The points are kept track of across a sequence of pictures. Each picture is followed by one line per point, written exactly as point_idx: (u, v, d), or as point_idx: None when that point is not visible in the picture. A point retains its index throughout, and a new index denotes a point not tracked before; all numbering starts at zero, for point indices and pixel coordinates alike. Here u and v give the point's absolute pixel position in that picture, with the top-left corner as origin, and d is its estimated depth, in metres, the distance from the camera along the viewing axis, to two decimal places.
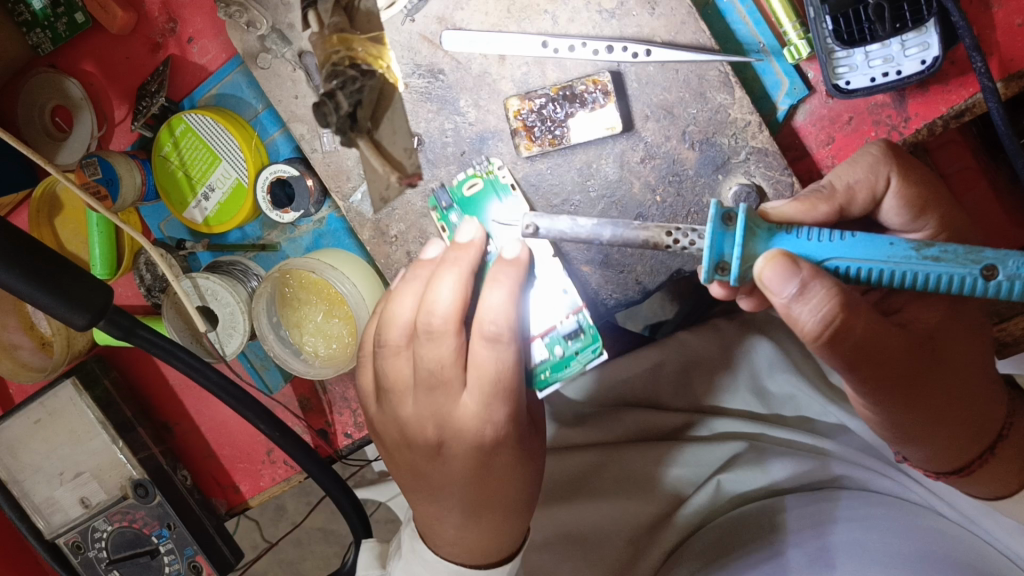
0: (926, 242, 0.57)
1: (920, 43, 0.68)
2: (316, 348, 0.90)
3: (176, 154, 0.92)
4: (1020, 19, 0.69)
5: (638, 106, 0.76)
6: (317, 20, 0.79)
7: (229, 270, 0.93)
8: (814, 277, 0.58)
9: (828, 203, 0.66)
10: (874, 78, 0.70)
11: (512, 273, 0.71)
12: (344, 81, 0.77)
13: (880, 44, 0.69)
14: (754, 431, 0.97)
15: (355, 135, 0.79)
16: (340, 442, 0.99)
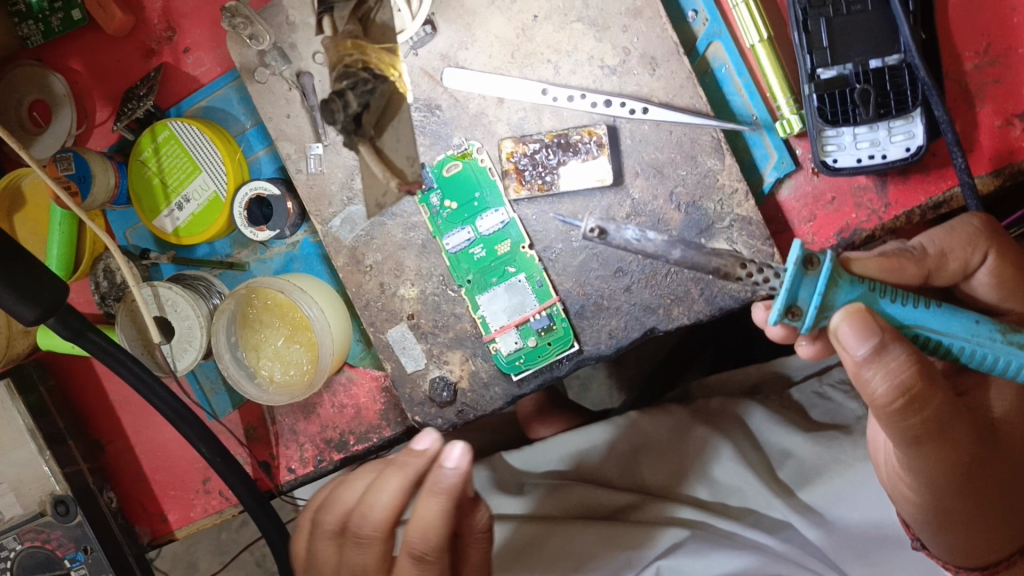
0: (1013, 329, 0.60)
1: (905, 131, 0.71)
2: (272, 373, 0.88)
3: (155, 161, 0.90)
4: (999, 120, 0.72)
5: (629, 162, 0.78)
6: (331, 26, 0.72)
7: (198, 287, 0.91)
8: (890, 338, 0.58)
9: (915, 265, 0.67)
10: (860, 159, 0.72)
11: (452, 483, 0.67)
12: (355, 82, 0.69)
13: (866, 127, 0.71)
14: (696, 518, 0.93)
15: (358, 139, 0.71)
16: (283, 476, 0.95)
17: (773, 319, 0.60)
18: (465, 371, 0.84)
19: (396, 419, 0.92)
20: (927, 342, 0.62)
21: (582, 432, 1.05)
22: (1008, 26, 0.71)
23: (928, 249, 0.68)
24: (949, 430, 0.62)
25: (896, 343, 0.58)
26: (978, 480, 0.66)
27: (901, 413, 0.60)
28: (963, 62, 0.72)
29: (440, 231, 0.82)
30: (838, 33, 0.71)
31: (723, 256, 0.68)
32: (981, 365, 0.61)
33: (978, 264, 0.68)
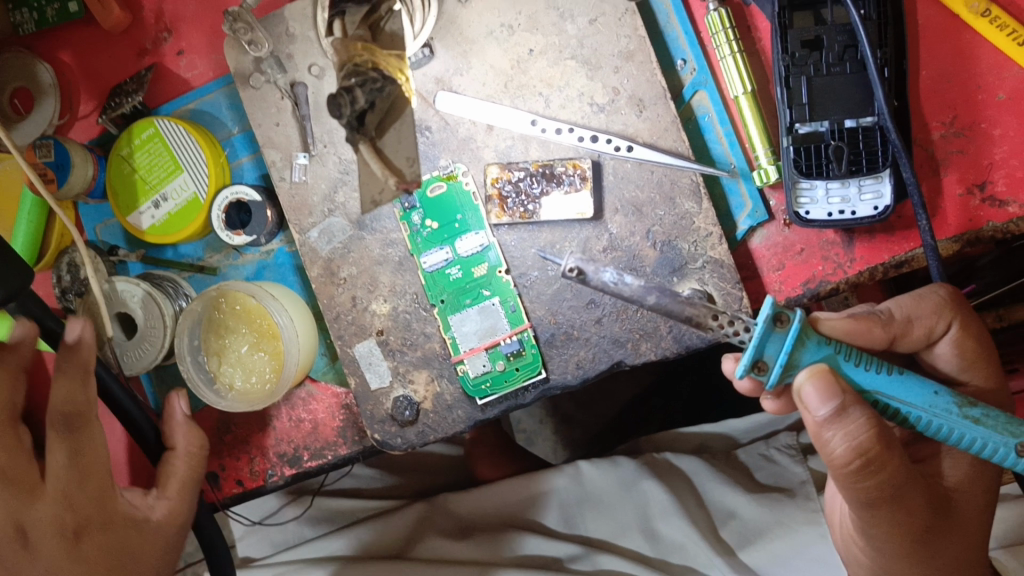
0: (969, 403, 0.62)
1: (875, 190, 0.75)
2: (233, 380, 0.87)
3: (136, 157, 0.90)
4: (960, 188, 0.76)
5: (610, 198, 0.80)
6: (342, 29, 0.76)
7: (164, 287, 0.90)
8: (851, 401, 0.61)
9: (882, 329, 0.69)
10: (830, 213, 0.76)
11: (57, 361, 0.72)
12: (364, 80, 0.74)
13: (839, 183, 0.75)
14: (635, 572, 0.93)
15: (360, 138, 0.79)
16: (229, 489, 0.93)
17: (740, 373, 0.63)
18: (429, 392, 0.84)
19: (353, 438, 0.90)
20: (887, 409, 0.64)
21: (527, 478, 1.05)
22: (974, 102, 0.76)
23: (895, 314, 0.70)
24: (903, 497, 0.64)
25: (857, 407, 0.61)
26: (934, 547, 0.68)
27: (858, 475, 0.62)
28: (931, 132, 0.77)
29: (418, 250, 0.83)
30: (818, 92, 0.75)
31: (697, 305, 0.69)
32: (937, 435, 0.63)
33: (942, 332, 0.71)
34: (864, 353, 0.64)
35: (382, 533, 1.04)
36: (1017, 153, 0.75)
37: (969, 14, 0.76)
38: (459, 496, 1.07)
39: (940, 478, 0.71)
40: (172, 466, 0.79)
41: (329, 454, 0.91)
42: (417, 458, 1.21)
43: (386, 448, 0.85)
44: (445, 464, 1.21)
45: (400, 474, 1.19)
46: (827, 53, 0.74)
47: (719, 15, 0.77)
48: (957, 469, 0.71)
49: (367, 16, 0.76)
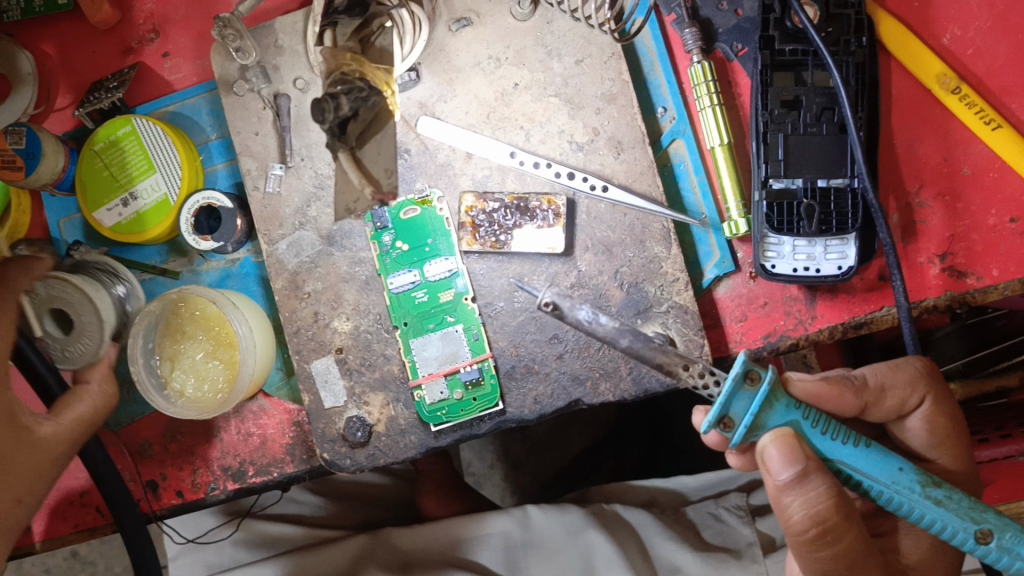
0: (932, 484, 0.62)
1: (840, 251, 0.76)
2: (184, 387, 0.85)
3: (109, 153, 0.89)
4: (922, 257, 0.78)
5: (581, 236, 0.80)
6: (331, 41, 0.75)
7: (104, 275, 0.87)
8: (812, 468, 0.61)
9: (854, 395, 0.70)
10: (796, 268, 0.77)
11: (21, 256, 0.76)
12: (350, 88, 0.70)
13: (806, 240, 0.76)
14: None
15: (337, 142, 0.71)
16: (168, 499, 0.91)
17: (705, 428, 0.64)
18: (383, 415, 0.83)
19: (301, 457, 0.89)
20: (849, 478, 0.64)
21: (474, 519, 1.04)
22: (939, 174, 0.78)
23: (869, 381, 0.71)
24: (864, 574, 0.62)
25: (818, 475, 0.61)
26: None
27: (815, 544, 0.61)
28: (897, 199, 0.79)
29: (386, 270, 0.82)
30: (792, 150, 0.77)
31: (667, 355, 0.73)
32: (897, 511, 0.63)
33: (914, 405, 0.71)
34: (834, 421, 0.64)
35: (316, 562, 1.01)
36: (978, 228, 0.77)
37: (940, 90, 0.78)
38: (403, 530, 1.05)
39: (897, 555, 0.71)
40: (77, 402, 0.75)
41: (275, 471, 0.89)
42: (363, 490, 1.20)
43: (335, 468, 0.84)
44: (390, 500, 1.21)
45: (345, 502, 1.17)
46: (805, 113, 0.77)
47: (703, 68, 0.79)
48: (917, 547, 0.70)
49: (358, 30, 0.76)
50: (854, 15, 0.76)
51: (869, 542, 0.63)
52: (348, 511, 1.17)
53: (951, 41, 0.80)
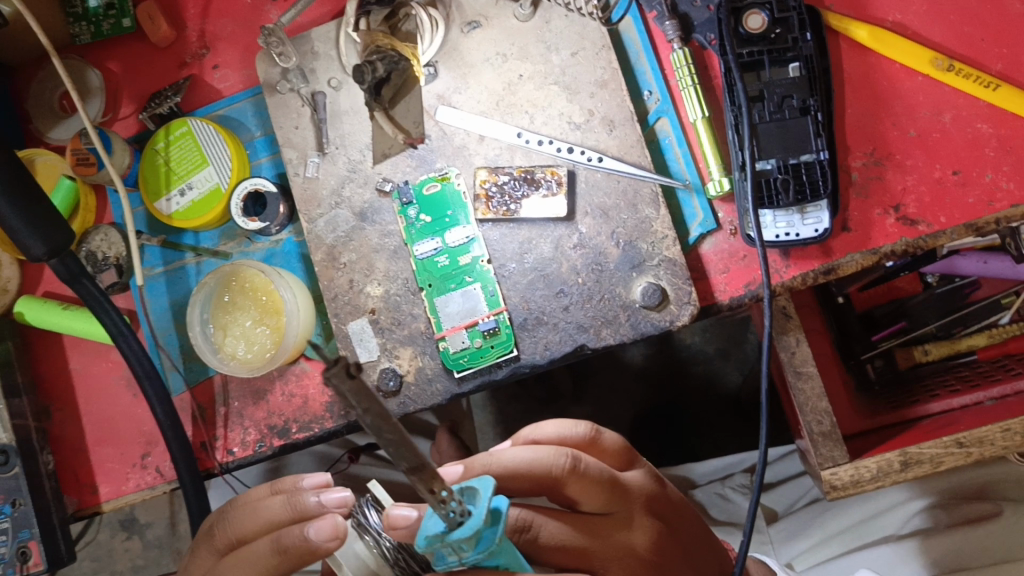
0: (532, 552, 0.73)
1: (816, 216, 0.88)
2: (235, 350, 0.97)
3: (168, 151, 1.02)
4: (879, 209, 0.89)
5: (582, 203, 0.92)
6: (365, 26, 0.93)
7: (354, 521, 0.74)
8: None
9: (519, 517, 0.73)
10: (778, 235, 0.89)
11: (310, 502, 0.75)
12: (384, 58, 0.91)
13: (784, 211, 0.88)
14: None
15: (375, 105, 0.94)
16: (223, 456, 1.01)
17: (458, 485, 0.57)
18: (412, 366, 0.94)
19: (339, 412, 0.99)
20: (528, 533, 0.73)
21: None
22: (889, 137, 0.90)
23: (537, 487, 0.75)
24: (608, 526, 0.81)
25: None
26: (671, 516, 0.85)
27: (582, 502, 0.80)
28: (854, 160, 0.90)
29: (412, 239, 0.94)
30: (763, 135, 0.88)
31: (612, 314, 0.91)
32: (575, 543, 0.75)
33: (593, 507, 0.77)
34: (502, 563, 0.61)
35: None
36: (925, 182, 0.89)
37: (936, 71, 0.89)
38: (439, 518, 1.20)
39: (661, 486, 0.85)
40: None
41: (316, 427, 1.00)
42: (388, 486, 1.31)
43: None
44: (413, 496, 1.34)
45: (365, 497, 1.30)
46: (768, 103, 0.89)
47: (683, 54, 0.92)
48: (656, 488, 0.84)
49: (387, 18, 0.95)
50: (796, 16, 0.88)
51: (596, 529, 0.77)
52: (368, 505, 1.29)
53: (894, 24, 0.92)
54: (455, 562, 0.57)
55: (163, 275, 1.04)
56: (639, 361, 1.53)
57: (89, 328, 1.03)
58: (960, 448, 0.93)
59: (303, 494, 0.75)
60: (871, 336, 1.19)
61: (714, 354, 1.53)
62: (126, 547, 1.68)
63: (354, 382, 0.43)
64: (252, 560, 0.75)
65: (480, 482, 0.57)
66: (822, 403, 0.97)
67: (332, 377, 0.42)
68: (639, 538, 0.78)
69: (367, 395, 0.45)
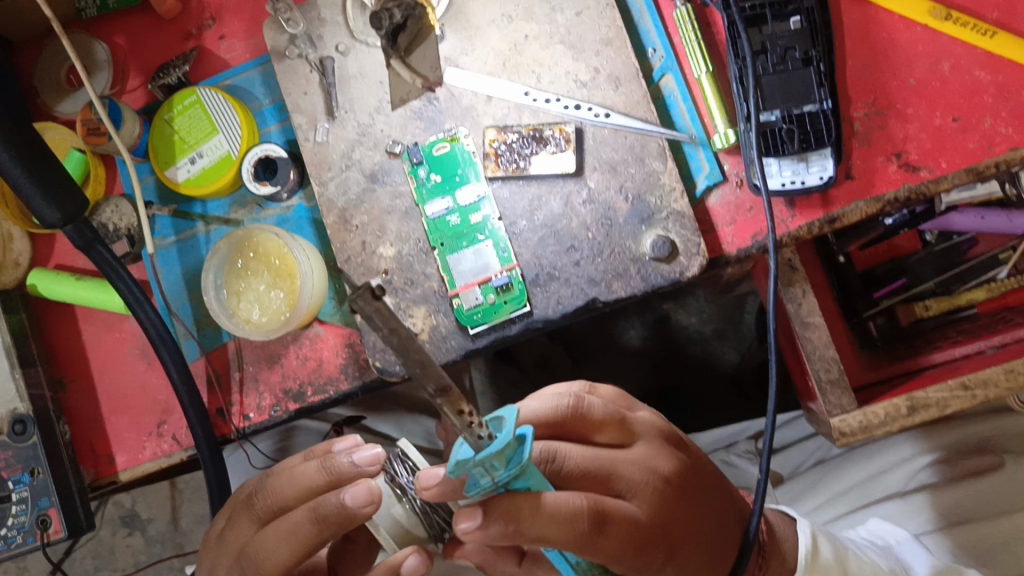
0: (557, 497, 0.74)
1: (820, 164, 0.89)
2: (250, 314, 0.98)
3: (178, 120, 1.03)
4: (881, 157, 0.91)
5: (590, 159, 0.94)
6: None
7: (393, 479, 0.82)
8: (490, 510, 0.65)
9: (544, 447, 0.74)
10: (784, 183, 0.90)
11: (341, 462, 0.78)
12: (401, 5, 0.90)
13: (791, 158, 0.90)
14: None
15: (391, 51, 0.95)
16: (239, 422, 1.03)
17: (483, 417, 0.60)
18: (426, 325, 0.95)
19: (354, 374, 1.01)
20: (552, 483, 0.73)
21: None
22: (891, 87, 0.92)
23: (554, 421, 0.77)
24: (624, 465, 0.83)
25: (499, 522, 0.64)
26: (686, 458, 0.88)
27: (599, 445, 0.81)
28: (856, 110, 0.92)
29: (423, 199, 0.96)
30: (767, 86, 0.90)
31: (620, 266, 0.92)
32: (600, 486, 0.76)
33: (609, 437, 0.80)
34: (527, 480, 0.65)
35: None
36: (925, 129, 0.91)
37: (934, 21, 0.92)
38: None
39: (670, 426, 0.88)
40: None
41: (331, 388, 1.01)
42: None
43: (386, 375, 0.96)
44: None
45: None
46: (770, 56, 0.91)
47: (687, 10, 0.94)
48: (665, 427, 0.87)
49: None
50: None
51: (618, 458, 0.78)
52: None
53: None
54: (488, 486, 0.59)
55: (175, 245, 1.05)
56: (637, 342, 1.54)
57: (102, 299, 1.04)
58: (966, 390, 0.95)
59: (336, 456, 0.78)
60: (872, 293, 1.20)
61: (712, 335, 1.53)
62: (128, 543, 1.73)
63: (379, 305, 0.46)
64: (291, 524, 0.77)
65: (505, 411, 0.59)
66: (829, 352, 0.98)
67: (357, 298, 0.45)
68: (659, 462, 0.80)
69: (392, 318, 0.48)
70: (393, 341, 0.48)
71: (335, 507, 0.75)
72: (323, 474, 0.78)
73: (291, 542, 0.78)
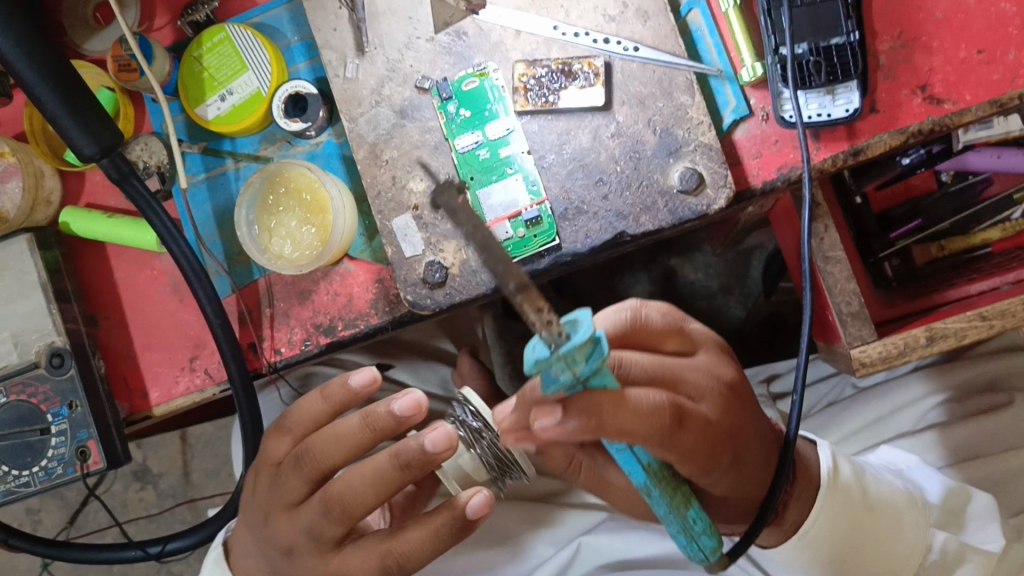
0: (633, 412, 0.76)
1: (846, 97, 0.91)
2: (282, 250, 0.99)
3: (207, 58, 1.04)
4: (906, 90, 0.92)
5: (619, 93, 0.95)
6: None
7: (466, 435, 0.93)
8: (570, 407, 0.65)
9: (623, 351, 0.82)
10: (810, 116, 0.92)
11: (381, 412, 0.82)
12: None
13: (819, 91, 0.91)
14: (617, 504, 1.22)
15: None
16: (270, 356, 1.05)
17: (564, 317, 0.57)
18: (457, 259, 0.96)
19: (384, 309, 1.03)
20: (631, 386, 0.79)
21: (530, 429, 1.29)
22: (916, 20, 0.93)
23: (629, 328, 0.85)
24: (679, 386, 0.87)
25: (578, 418, 0.65)
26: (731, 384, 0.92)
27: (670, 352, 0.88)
28: (881, 44, 0.93)
29: (452, 134, 0.97)
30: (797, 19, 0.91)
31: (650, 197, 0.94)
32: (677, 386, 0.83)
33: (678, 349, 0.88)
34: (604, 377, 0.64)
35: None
36: (951, 61, 0.92)
37: None
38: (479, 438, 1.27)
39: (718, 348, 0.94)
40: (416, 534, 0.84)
41: (361, 323, 1.03)
42: None
43: (418, 308, 0.97)
44: None
45: None
46: None
47: None
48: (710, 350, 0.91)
49: None
50: None
51: (686, 364, 0.85)
52: None
53: None
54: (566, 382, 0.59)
55: (204, 182, 1.06)
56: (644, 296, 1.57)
57: (133, 236, 1.06)
58: (983, 321, 0.97)
59: (374, 407, 0.82)
60: (888, 234, 1.22)
61: (718, 290, 1.56)
62: (140, 497, 1.85)
63: (459, 198, 0.48)
64: (359, 475, 0.82)
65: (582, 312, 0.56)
66: (849, 285, 1.01)
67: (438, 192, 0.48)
68: (721, 369, 0.88)
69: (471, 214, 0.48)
70: (476, 237, 0.49)
71: (402, 457, 0.80)
72: (372, 426, 0.83)
73: (367, 491, 0.82)
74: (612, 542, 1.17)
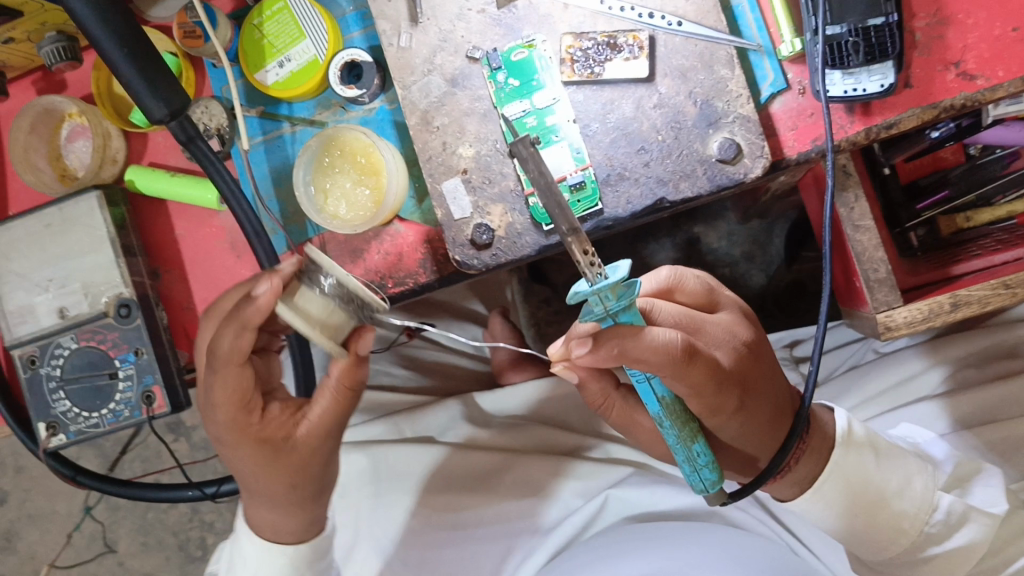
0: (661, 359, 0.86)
1: (881, 72, 0.94)
2: (337, 211, 1.05)
3: (266, 26, 1.09)
4: (940, 65, 0.96)
5: (662, 65, 0.99)
6: None
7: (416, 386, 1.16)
8: (601, 340, 0.76)
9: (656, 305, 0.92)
10: (846, 91, 0.95)
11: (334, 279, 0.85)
12: None
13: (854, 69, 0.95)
14: (642, 461, 1.28)
15: None
16: None
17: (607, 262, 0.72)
18: (502, 222, 1.01)
19: (432, 268, 1.08)
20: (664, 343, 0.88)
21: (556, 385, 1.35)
22: None
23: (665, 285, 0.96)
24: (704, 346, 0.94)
25: (606, 349, 0.75)
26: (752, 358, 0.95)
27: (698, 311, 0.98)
28: (918, 20, 0.97)
29: (501, 102, 1.01)
30: None
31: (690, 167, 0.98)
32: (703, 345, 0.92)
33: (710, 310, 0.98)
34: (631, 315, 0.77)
35: (417, 424, 1.31)
36: (986, 38, 0.95)
37: None
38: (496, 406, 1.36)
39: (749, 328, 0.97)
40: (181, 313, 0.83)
41: (411, 281, 1.09)
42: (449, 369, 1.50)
43: (464, 268, 1.03)
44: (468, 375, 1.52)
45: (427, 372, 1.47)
46: None
47: None
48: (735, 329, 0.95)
49: None
50: None
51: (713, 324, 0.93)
52: (429, 378, 1.46)
53: None
54: (598, 313, 0.74)
55: (263, 144, 1.12)
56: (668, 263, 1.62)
57: (195, 195, 1.12)
58: (1007, 289, 1.02)
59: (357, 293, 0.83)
60: (916, 205, 1.25)
61: (740, 257, 1.61)
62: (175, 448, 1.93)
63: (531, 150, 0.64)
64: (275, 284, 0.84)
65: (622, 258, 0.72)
66: (877, 253, 1.05)
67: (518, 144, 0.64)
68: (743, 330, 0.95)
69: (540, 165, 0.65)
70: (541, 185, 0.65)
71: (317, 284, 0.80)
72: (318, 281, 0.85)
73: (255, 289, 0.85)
74: (638, 494, 1.21)
